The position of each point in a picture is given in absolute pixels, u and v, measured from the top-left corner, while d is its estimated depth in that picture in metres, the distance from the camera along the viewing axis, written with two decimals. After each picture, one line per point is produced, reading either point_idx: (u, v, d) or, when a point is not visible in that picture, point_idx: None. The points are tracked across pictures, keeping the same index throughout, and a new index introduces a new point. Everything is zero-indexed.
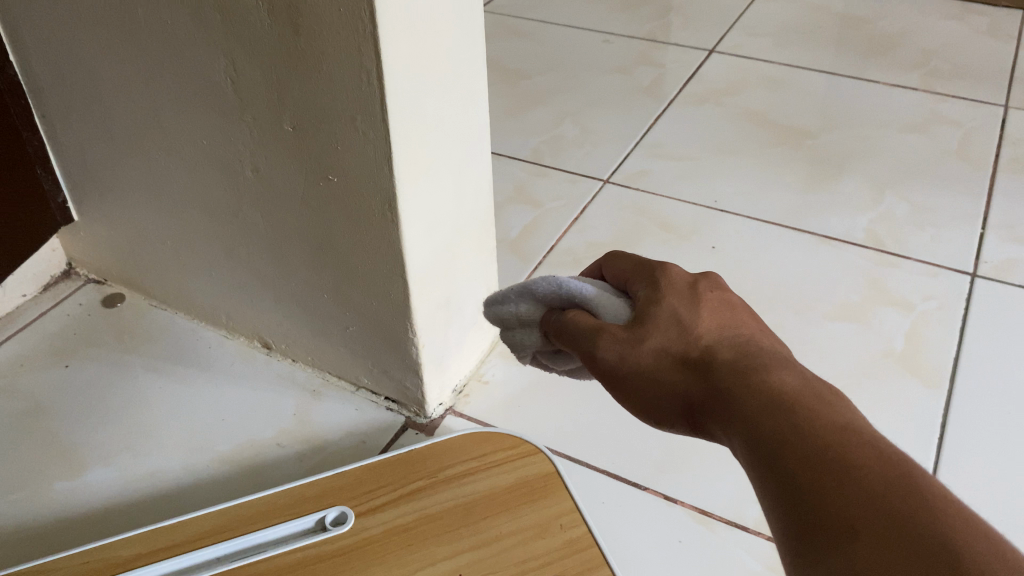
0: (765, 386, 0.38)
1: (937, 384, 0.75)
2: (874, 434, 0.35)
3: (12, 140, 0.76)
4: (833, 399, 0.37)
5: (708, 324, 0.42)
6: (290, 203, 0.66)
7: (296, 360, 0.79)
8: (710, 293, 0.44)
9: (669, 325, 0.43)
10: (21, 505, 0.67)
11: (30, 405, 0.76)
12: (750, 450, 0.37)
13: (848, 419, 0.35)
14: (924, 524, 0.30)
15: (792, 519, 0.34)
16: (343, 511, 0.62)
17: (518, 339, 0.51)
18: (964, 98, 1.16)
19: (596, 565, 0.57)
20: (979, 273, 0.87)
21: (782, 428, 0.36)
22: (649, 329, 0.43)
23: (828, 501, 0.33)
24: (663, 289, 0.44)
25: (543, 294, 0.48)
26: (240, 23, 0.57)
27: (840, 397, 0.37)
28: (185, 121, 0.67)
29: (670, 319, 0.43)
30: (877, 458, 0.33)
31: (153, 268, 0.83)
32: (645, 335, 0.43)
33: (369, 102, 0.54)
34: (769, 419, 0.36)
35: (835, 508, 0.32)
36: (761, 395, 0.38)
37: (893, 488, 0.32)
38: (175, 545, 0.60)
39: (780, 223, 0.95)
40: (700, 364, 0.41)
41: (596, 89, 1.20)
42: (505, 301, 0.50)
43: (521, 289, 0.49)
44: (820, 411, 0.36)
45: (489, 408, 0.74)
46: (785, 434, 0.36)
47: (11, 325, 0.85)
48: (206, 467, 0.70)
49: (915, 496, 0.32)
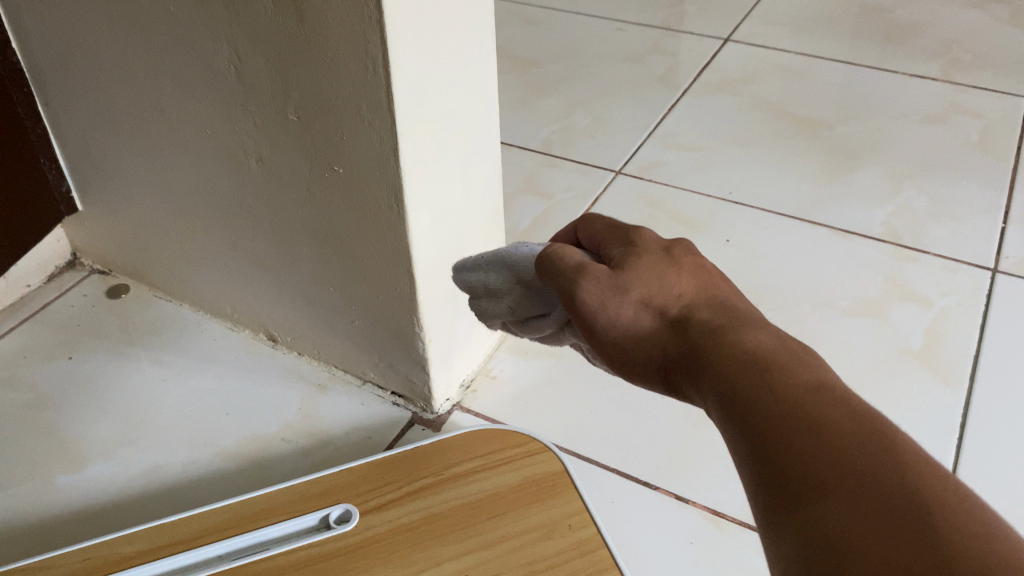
0: (739, 343, 0.35)
1: (957, 382, 0.73)
2: (848, 392, 0.33)
3: (15, 129, 0.75)
4: (808, 357, 0.34)
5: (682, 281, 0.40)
6: (294, 194, 0.64)
7: (302, 354, 0.78)
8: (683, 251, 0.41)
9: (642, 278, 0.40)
10: (23, 499, 0.66)
11: (33, 398, 0.75)
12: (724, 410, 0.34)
13: (823, 378, 0.33)
14: (903, 479, 0.28)
15: (766, 480, 0.31)
16: (347, 508, 0.61)
17: (486, 310, 0.52)
18: (985, 88, 1.13)
19: (605, 567, 0.56)
20: (1000, 268, 0.85)
21: (755, 387, 0.33)
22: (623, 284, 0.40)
23: (805, 455, 0.30)
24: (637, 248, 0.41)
25: (511, 262, 0.50)
26: (243, 8, 0.55)
27: (815, 355, 0.35)
28: (188, 109, 0.66)
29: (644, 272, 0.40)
30: (853, 419, 0.31)
31: (158, 259, 0.82)
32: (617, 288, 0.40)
33: (375, 91, 0.53)
34: (744, 377, 0.34)
35: (811, 464, 0.30)
36: (736, 352, 0.35)
37: (868, 449, 0.30)
38: (176, 543, 0.58)
39: (796, 216, 0.93)
40: (681, 323, 0.38)
41: (608, 77, 1.18)
42: (478, 270, 0.52)
43: (493, 258, 0.51)
44: (795, 370, 0.34)
45: (497, 404, 0.73)
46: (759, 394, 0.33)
47: (15, 315, 0.84)
48: (209, 462, 0.69)
49: (896, 452, 0.29)
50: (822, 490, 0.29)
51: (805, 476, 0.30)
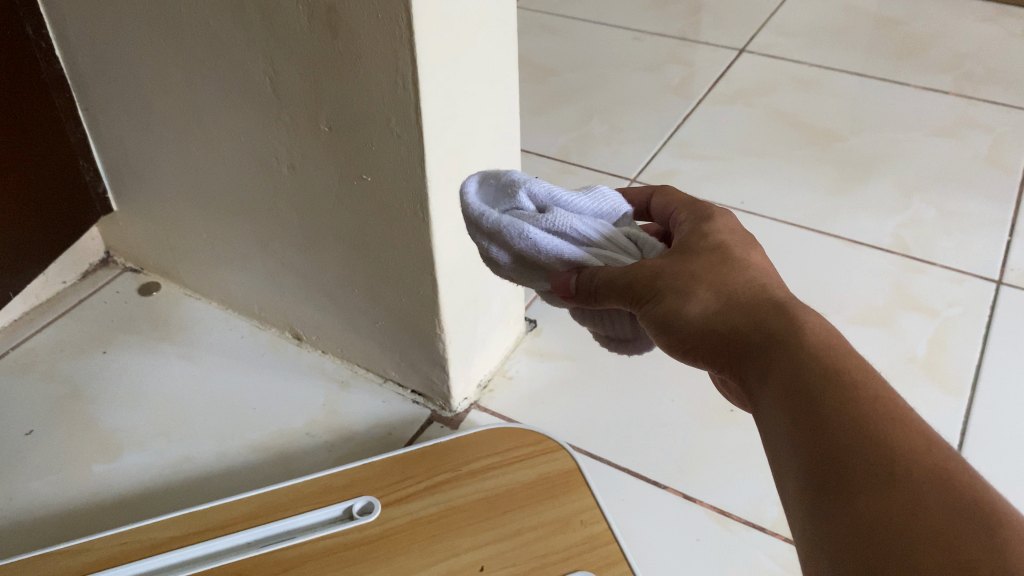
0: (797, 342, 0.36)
1: (959, 391, 0.76)
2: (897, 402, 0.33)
3: (56, 132, 0.79)
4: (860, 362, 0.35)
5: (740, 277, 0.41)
6: (324, 200, 0.68)
7: (326, 352, 0.81)
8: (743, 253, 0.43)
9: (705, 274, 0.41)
10: (61, 485, 0.70)
11: (69, 389, 0.79)
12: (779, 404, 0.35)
13: (875, 387, 0.34)
14: (963, 492, 0.29)
15: (811, 473, 0.33)
16: (370, 500, 0.64)
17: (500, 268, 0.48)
18: (996, 102, 1.15)
19: (615, 561, 0.59)
20: (1006, 280, 0.87)
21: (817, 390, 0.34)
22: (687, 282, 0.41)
23: (872, 453, 0.31)
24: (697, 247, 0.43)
25: (525, 249, 0.45)
26: (280, 25, 0.58)
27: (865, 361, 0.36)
28: (224, 117, 0.69)
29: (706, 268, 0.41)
30: (904, 428, 0.32)
31: (189, 258, 0.85)
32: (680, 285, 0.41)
33: (404, 106, 0.56)
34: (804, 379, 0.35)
35: (873, 462, 0.31)
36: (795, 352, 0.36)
37: (916, 459, 0.31)
38: (209, 529, 0.62)
39: (807, 226, 0.95)
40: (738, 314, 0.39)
41: (625, 86, 1.20)
42: (485, 241, 0.46)
43: (500, 236, 0.45)
44: (848, 375, 0.34)
45: (513, 403, 0.76)
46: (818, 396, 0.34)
47: (52, 311, 0.87)
48: (237, 454, 0.72)
49: (955, 466, 0.31)
50: (884, 489, 0.30)
51: (864, 473, 0.31)
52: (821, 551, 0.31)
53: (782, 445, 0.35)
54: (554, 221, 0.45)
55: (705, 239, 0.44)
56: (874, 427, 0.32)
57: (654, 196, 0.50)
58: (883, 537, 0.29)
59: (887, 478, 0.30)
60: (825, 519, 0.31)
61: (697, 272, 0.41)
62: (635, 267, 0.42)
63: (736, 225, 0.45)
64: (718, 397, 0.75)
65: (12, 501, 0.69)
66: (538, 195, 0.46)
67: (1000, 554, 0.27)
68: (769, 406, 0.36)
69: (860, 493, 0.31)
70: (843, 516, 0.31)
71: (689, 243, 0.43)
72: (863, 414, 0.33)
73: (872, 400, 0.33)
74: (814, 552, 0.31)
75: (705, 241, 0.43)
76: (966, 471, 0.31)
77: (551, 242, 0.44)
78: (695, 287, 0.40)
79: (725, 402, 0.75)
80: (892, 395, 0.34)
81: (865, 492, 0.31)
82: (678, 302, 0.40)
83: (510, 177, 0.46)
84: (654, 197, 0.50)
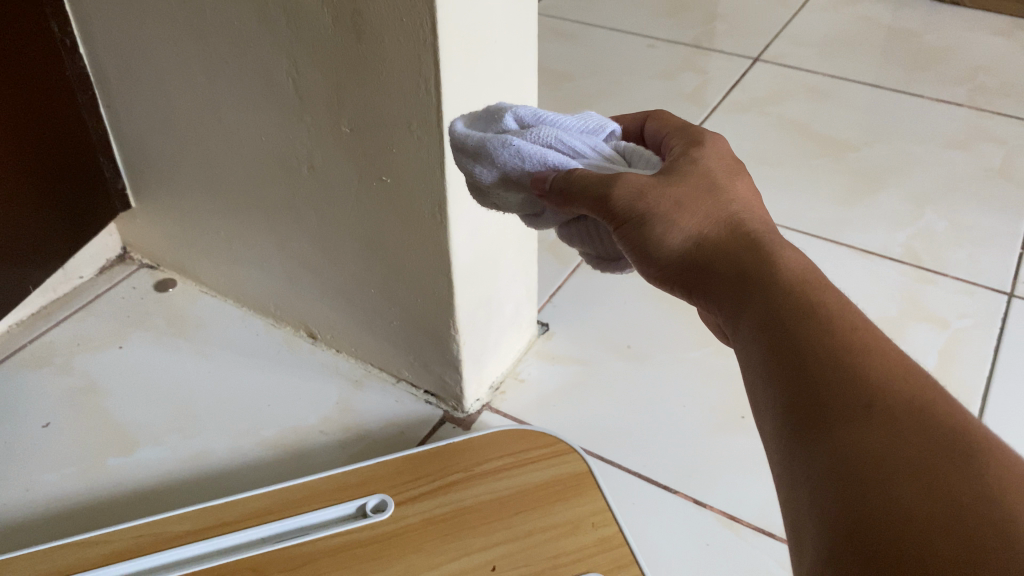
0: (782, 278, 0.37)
1: (970, 402, 0.76)
2: (876, 334, 0.34)
3: (77, 129, 0.80)
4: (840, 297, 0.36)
5: (727, 208, 0.41)
6: (343, 200, 0.68)
7: (340, 351, 0.82)
8: (730, 183, 0.42)
9: (695, 202, 0.40)
10: (77, 477, 0.70)
11: (86, 383, 0.79)
12: (763, 335, 0.36)
13: (855, 320, 0.34)
14: (947, 424, 0.30)
15: (793, 405, 0.33)
16: (383, 499, 0.64)
17: (490, 198, 0.47)
18: (1009, 115, 1.15)
19: (625, 563, 0.59)
20: (1017, 292, 0.88)
21: (800, 326, 0.35)
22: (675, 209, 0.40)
23: (850, 383, 0.32)
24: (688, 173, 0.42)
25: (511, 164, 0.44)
26: (305, 27, 0.59)
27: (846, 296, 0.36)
28: (245, 116, 0.69)
29: (695, 196, 0.41)
30: (885, 364, 0.32)
31: (205, 256, 0.86)
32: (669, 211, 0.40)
33: (426, 109, 0.56)
34: (790, 312, 0.35)
35: (851, 395, 0.32)
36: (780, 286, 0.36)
37: (900, 392, 0.31)
38: (223, 524, 0.62)
39: (818, 235, 0.95)
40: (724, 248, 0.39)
41: (639, 93, 1.21)
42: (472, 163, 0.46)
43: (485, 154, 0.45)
44: (830, 309, 0.35)
45: (524, 406, 0.76)
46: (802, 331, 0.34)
47: (70, 305, 0.88)
48: (251, 450, 0.73)
49: (930, 391, 0.31)
50: (864, 419, 0.31)
51: (841, 401, 0.32)
52: (803, 484, 0.31)
53: (761, 379, 0.35)
54: (540, 135, 0.44)
55: (693, 164, 0.43)
56: (852, 359, 0.33)
57: (651, 117, 0.49)
58: (866, 469, 0.29)
59: (866, 410, 0.31)
60: (807, 452, 0.32)
61: (683, 200, 0.40)
62: (618, 183, 0.41)
63: (726, 151, 0.44)
64: (729, 404, 0.76)
65: (28, 492, 0.69)
66: (525, 117, 0.46)
67: (986, 485, 0.28)
68: (752, 337, 0.36)
69: (842, 427, 0.31)
70: (825, 449, 0.31)
71: (677, 167, 0.42)
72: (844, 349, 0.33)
73: (850, 332, 0.34)
74: (795, 486, 0.32)
75: (692, 166, 0.42)
76: (945, 399, 0.31)
77: (537, 152, 0.43)
78: (679, 215, 0.40)
79: (735, 408, 0.75)
80: (867, 323, 0.34)
81: (846, 425, 0.31)
82: (662, 230, 0.40)
83: (499, 106, 0.47)
84: (649, 120, 0.49)
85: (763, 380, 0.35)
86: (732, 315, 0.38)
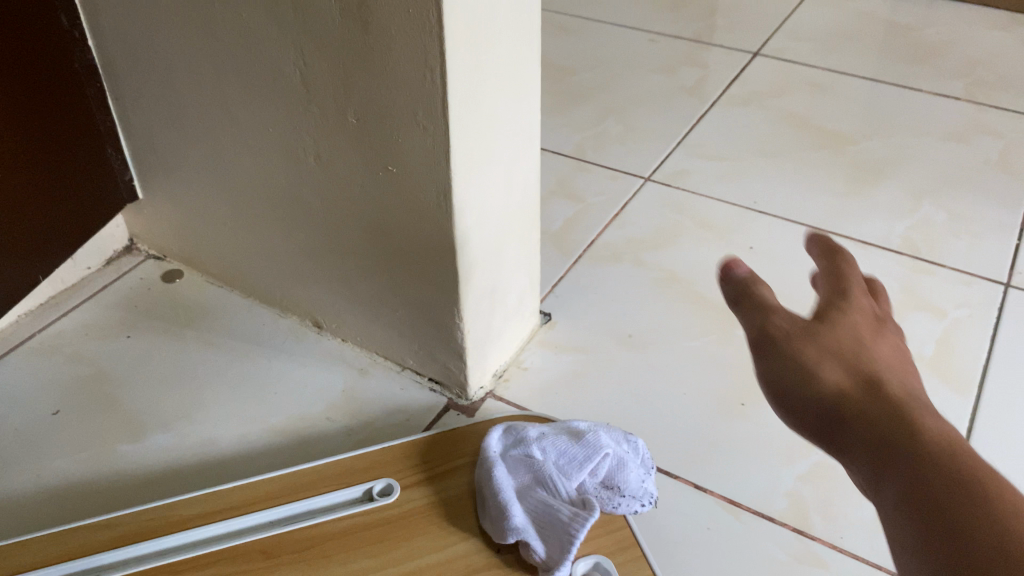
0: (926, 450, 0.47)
1: (967, 389, 0.77)
2: (1005, 493, 0.43)
3: (86, 121, 0.81)
4: (968, 455, 0.46)
5: (880, 403, 0.54)
6: (349, 189, 0.69)
7: (346, 340, 0.83)
8: (891, 392, 0.56)
9: (858, 382, 0.57)
10: (87, 463, 0.72)
11: (95, 371, 0.81)
12: (903, 496, 0.45)
13: (991, 479, 0.44)
14: None
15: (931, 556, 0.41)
16: (389, 483, 0.65)
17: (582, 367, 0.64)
18: (1007, 108, 1.17)
19: (627, 545, 0.60)
20: (1013, 282, 0.89)
21: (935, 479, 0.44)
22: (846, 386, 0.56)
23: (989, 542, 0.40)
24: (855, 377, 0.58)
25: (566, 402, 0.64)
26: (313, 19, 0.60)
27: (980, 460, 0.46)
28: (252, 108, 0.71)
29: (858, 386, 0.56)
30: (1004, 515, 0.41)
31: (212, 247, 0.87)
32: (836, 385, 0.57)
33: (431, 99, 0.57)
34: (932, 467, 0.45)
35: (995, 554, 0.39)
36: (928, 453, 0.46)
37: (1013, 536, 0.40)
38: (232, 508, 0.63)
39: (817, 227, 0.97)
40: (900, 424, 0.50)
41: (640, 87, 1.22)
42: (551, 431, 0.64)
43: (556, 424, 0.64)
44: (963, 470, 0.44)
45: (527, 393, 0.77)
46: (944, 484, 0.44)
47: (77, 294, 0.89)
48: (259, 436, 0.74)
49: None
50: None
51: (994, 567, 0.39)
52: None
53: (903, 529, 0.44)
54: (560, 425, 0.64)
55: (869, 375, 0.58)
56: (974, 503, 0.42)
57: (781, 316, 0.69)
58: None
59: (1005, 557, 0.39)
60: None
61: (856, 386, 0.56)
62: (820, 381, 0.58)
63: (901, 380, 0.59)
64: (729, 392, 0.77)
65: (40, 477, 0.71)
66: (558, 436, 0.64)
67: None
68: (897, 499, 0.45)
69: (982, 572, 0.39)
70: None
71: (854, 367, 0.59)
72: (964, 497, 0.42)
73: (982, 488, 0.43)
74: None
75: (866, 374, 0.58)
76: None
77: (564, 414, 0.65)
78: (834, 379, 0.58)
79: (735, 395, 0.77)
80: (1005, 489, 0.43)
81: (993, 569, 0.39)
82: (825, 385, 0.58)
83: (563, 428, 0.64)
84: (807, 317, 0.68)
85: (901, 537, 0.44)
86: (880, 490, 0.47)
